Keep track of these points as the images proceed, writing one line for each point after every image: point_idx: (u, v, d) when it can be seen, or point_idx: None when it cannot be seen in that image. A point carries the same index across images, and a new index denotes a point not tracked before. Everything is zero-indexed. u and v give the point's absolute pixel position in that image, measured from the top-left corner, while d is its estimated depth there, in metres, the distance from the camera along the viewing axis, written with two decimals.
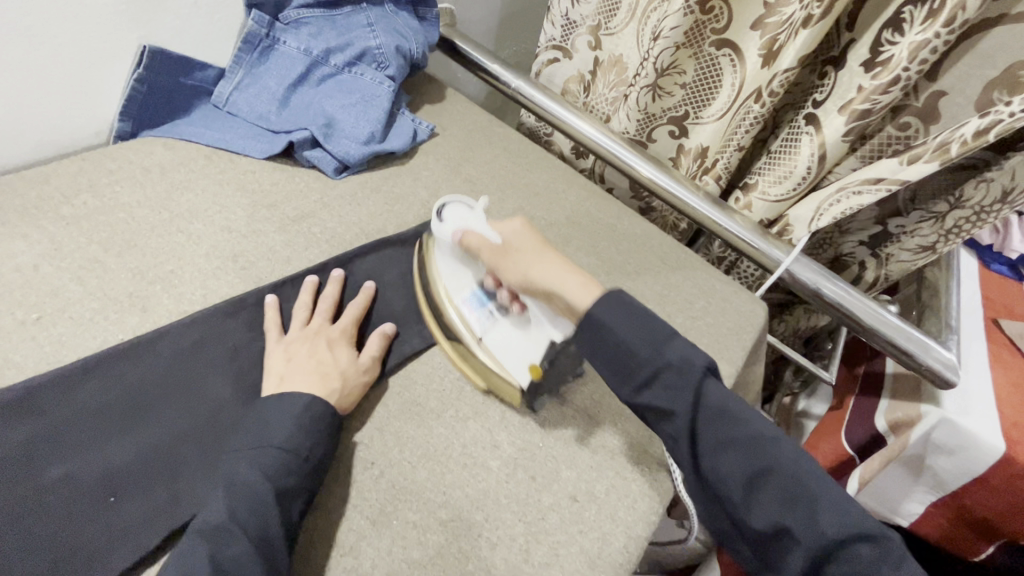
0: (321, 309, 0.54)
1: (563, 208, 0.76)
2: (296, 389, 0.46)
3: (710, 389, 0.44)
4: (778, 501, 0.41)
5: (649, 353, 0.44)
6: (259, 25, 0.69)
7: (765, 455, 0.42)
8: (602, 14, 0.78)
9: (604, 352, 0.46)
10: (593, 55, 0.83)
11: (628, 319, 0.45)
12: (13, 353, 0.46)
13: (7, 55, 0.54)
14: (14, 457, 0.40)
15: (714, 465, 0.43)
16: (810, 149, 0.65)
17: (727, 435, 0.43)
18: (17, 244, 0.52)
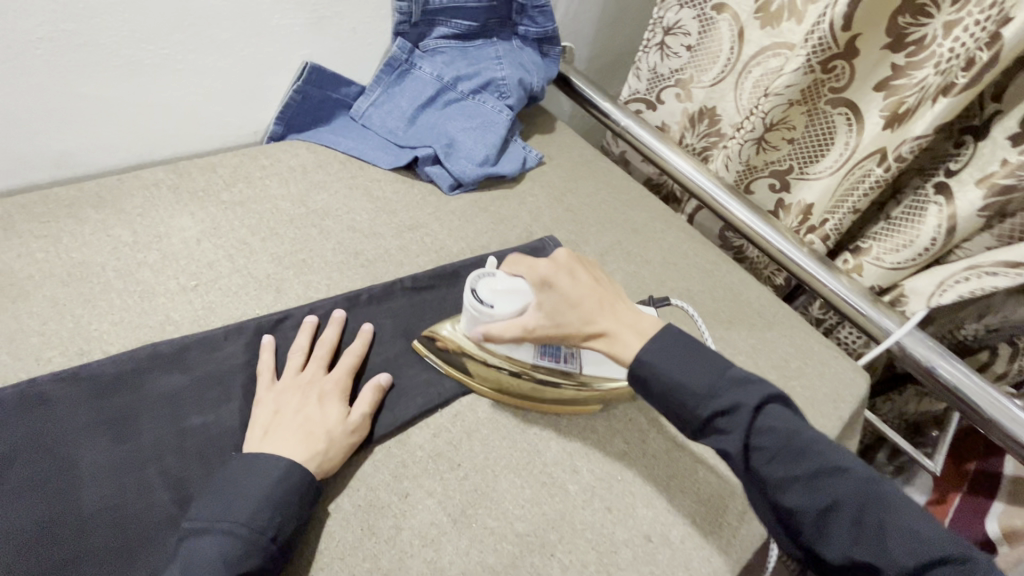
0: (315, 357, 0.51)
1: (660, 248, 0.77)
2: (277, 451, 0.44)
3: (766, 415, 0.43)
4: (866, 537, 0.38)
5: (708, 391, 0.43)
6: (401, 52, 0.77)
7: (834, 486, 0.40)
8: (693, 67, 0.79)
9: (665, 390, 0.45)
10: (682, 107, 0.83)
11: (702, 356, 0.45)
12: (172, 311, 0.53)
13: (201, 62, 0.64)
14: (162, 402, 0.47)
15: (785, 497, 0.41)
16: (939, 219, 0.62)
17: (792, 468, 0.41)
18: (185, 219, 0.60)
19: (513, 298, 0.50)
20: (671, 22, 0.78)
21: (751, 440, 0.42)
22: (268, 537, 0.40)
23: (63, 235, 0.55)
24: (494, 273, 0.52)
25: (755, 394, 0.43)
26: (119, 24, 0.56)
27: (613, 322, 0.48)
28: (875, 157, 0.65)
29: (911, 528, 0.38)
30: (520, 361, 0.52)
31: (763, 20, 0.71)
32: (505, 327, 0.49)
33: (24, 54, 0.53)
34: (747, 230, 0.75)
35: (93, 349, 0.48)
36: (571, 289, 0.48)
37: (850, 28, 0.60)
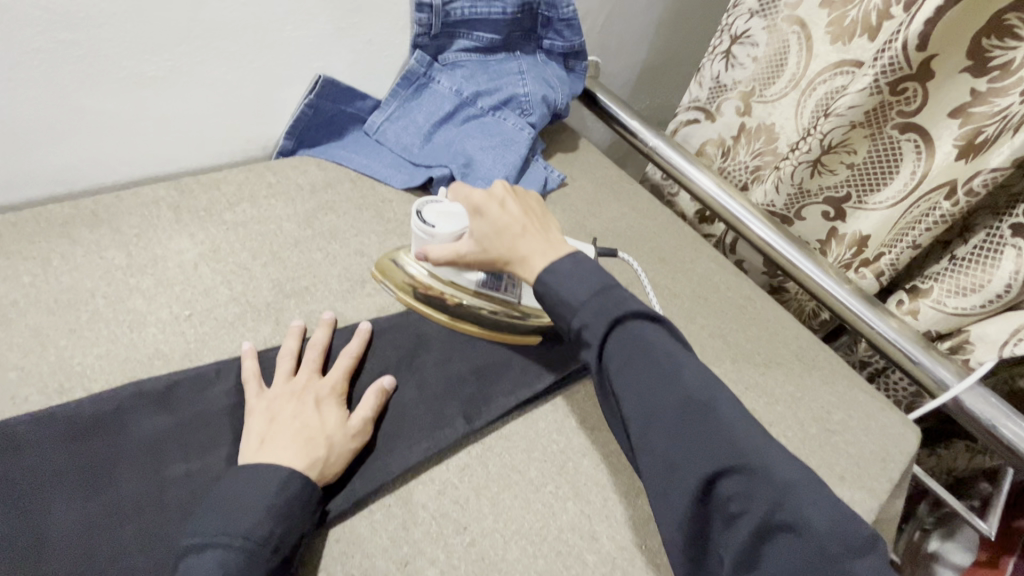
0: (308, 361, 0.49)
1: (689, 279, 0.71)
2: (277, 458, 0.41)
3: (626, 327, 0.44)
4: (694, 439, 0.39)
5: (582, 302, 0.45)
6: (419, 65, 0.73)
7: (671, 394, 0.41)
8: (757, 80, 0.74)
9: (549, 304, 0.47)
10: (739, 120, 0.77)
11: (585, 273, 0.47)
12: (163, 344, 0.49)
13: (210, 75, 0.61)
14: (145, 447, 0.43)
15: (627, 396, 0.42)
16: (1017, 265, 0.56)
17: (638, 375, 0.42)
18: (184, 241, 0.57)
19: (451, 224, 0.54)
20: (740, 31, 0.73)
21: (604, 347, 0.44)
22: (271, 549, 0.37)
23: (53, 256, 0.52)
24: (440, 201, 0.55)
25: (622, 307, 0.44)
26: (122, 35, 0.53)
27: (532, 246, 0.49)
28: (943, 190, 0.59)
29: (730, 440, 0.39)
30: (459, 288, 0.55)
31: (834, 35, 0.66)
32: (443, 249, 0.53)
33: (22, 66, 0.50)
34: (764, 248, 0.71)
35: (74, 386, 0.44)
36: (500, 215, 0.51)
37: (926, 48, 0.55)
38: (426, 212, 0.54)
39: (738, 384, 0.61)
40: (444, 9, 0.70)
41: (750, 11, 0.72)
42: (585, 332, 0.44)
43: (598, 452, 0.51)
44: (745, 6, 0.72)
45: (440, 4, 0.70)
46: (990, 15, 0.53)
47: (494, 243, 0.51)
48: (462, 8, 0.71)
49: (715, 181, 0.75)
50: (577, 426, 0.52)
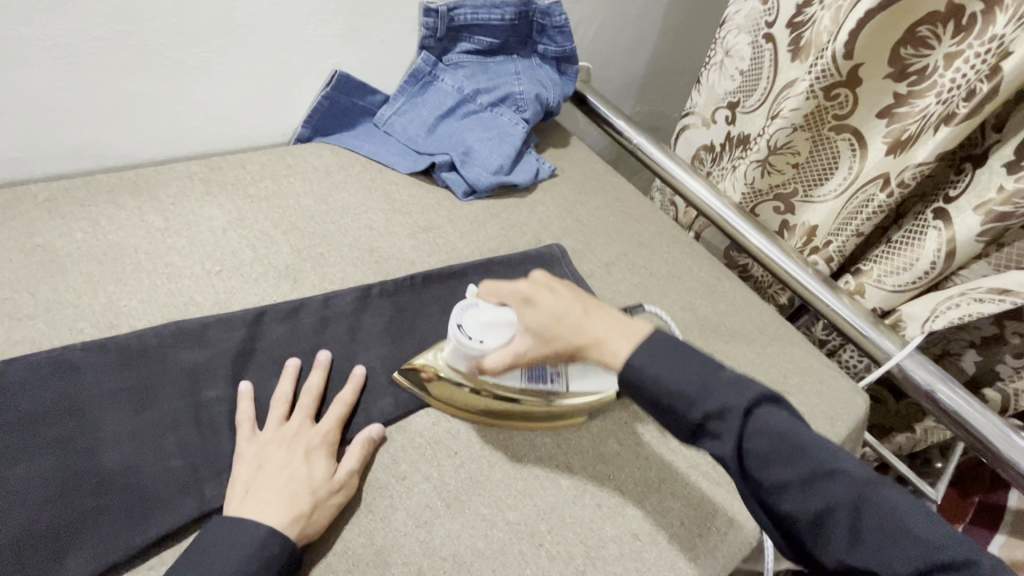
0: (301, 408, 0.49)
1: (666, 261, 0.79)
2: (258, 515, 0.42)
3: (758, 417, 0.40)
4: (875, 539, 0.37)
5: (700, 394, 0.40)
6: (425, 64, 0.81)
7: (833, 487, 0.38)
8: (741, 92, 0.81)
9: (648, 390, 0.42)
10: (727, 129, 0.85)
11: (687, 356, 0.42)
12: (197, 294, 0.56)
13: (239, 66, 0.68)
14: (181, 375, 0.50)
15: (781, 498, 0.39)
16: (938, 244, 0.65)
17: (784, 471, 0.39)
18: (214, 210, 0.64)
19: (494, 330, 0.49)
20: (730, 44, 0.81)
21: (743, 444, 0.39)
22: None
23: (101, 218, 0.59)
24: (476, 303, 0.51)
25: (748, 393, 0.40)
26: (167, 28, 0.61)
27: (604, 326, 0.46)
28: (878, 183, 0.67)
29: (907, 529, 0.37)
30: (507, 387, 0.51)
31: (794, 53, 0.72)
32: (497, 355, 0.48)
33: (81, 52, 0.58)
34: (760, 255, 0.77)
35: (121, 323, 0.52)
36: (552, 303, 0.47)
37: (852, 58, 0.62)
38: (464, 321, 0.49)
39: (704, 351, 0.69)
40: (448, 15, 0.79)
41: (738, 27, 0.79)
42: (708, 424, 0.40)
43: None
44: (735, 22, 0.79)
45: (446, 10, 0.78)
46: (904, 27, 0.60)
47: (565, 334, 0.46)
48: (465, 14, 0.80)
49: (709, 188, 0.81)
50: None
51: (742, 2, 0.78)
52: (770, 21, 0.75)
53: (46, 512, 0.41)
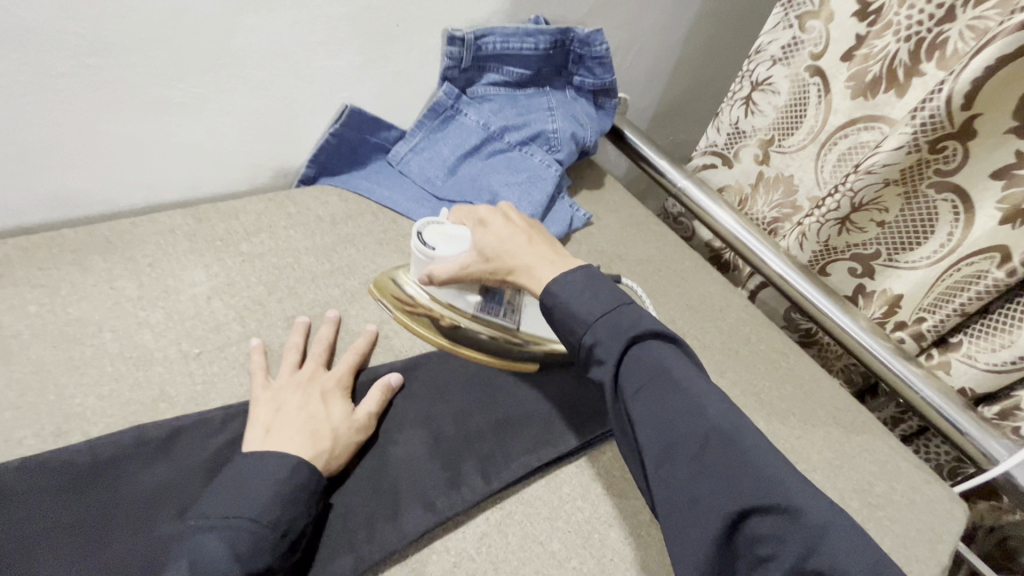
0: (313, 356, 0.50)
1: (720, 330, 0.68)
2: (283, 446, 0.42)
3: (641, 348, 0.42)
4: (721, 471, 0.36)
5: (595, 318, 0.44)
6: (446, 97, 0.71)
7: (690, 422, 0.38)
8: (779, 128, 0.71)
9: (563, 317, 0.46)
10: (758, 169, 0.76)
11: (597, 288, 0.46)
12: (169, 385, 0.46)
13: (236, 102, 0.59)
14: (141, 502, 0.40)
15: (641, 413, 0.39)
16: None
17: (657, 399, 0.39)
18: (199, 273, 0.55)
19: (447, 243, 0.53)
20: (761, 77, 0.71)
21: (621, 370, 0.42)
22: (279, 534, 0.38)
23: (62, 285, 0.50)
24: (440, 222, 0.56)
25: (638, 327, 0.43)
26: (149, 61, 0.52)
27: (535, 256, 0.51)
28: (994, 257, 0.56)
29: (754, 471, 0.35)
30: (460, 307, 0.55)
31: (855, 89, 0.63)
32: (446, 267, 0.53)
33: (44, 90, 0.49)
34: (793, 294, 0.68)
35: (71, 430, 0.42)
36: (501, 228, 0.53)
37: (970, 107, 0.51)
38: (427, 229, 0.54)
39: None
40: (475, 43, 0.69)
41: (772, 58, 0.69)
42: (595, 349, 0.43)
43: (625, 523, 0.47)
44: (768, 53, 0.69)
45: (472, 39, 0.68)
46: None
47: (500, 253, 0.52)
48: (493, 43, 0.70)
49: (735, 218, 0.73)
50: (602, 492, 0.49)
51: (776, 32, 0.68)
52: (816, 52, 0.65)
53: None
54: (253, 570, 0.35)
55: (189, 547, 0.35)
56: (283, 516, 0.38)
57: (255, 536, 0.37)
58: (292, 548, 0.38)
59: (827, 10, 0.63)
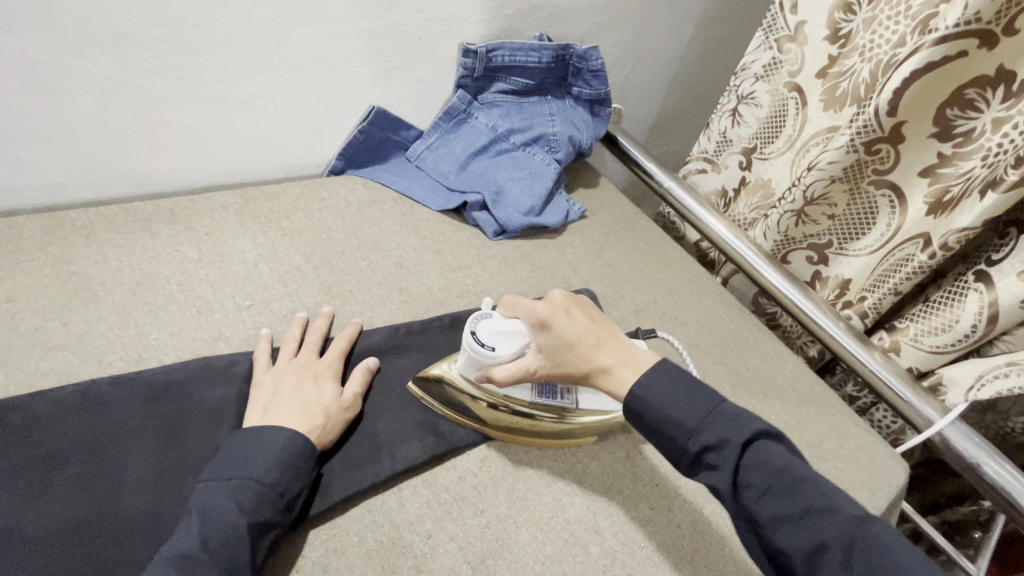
0: (308, 344, 0.55)
1: (696, 311, 0.77)
2: (278, 425, 0.46)
3: (755, 451, 0.43)
4: (865, 571, 0.37)
5: (698, 423, 0.44)
6: (460, 102, 0.82)
7: (823, 520, 0.40)
8: (761, 138, 0.80)
9: (659, 420, 0.46)
10: (741, 174, 0.84)
11: (690, 391, 0.46)
12: (226, 329, 0.56)
13: (281, 101, 0.69)
14: (206, 415, 0.49)
15: (764, 515, 0.41)
16: (978, 305, 0.63)
17: (779, 502, 0.41)
18: (247, 242, 0.64)
19: (505, 342, 0.50)
20: (745, 91, 0.80)
21: (739, 476, 0.43)
22: (278, 493, 0.42)
23: (136, 246, 0.60)
24: (490, 314, 0.52)
25: (743, 429, 0.44)
26: (216, 63, 0.62)
27: (612, 357, 0.49)
28: (918, 242, 0.66)
29: (890, 561, 0.37)
30: (519, 396, 0.53)
31: (827, 103, 0.71)
32: (508, 367, 0.50)
33: (130, 85, 0.59)
34: (763, 282, 0.77)
35: (150, 358, 0.51)
36: (570, 326, 0.50)
37: (896, 115, 0.62)
38: (481, 328, 0.51)
39: None
40: (487, 56, 0.79)
41: (755, 75, 0.78)
42: (706, 453, 0.44)
43: (605, 456, 0.55)
44: (751, 71, 0.78)
45: (484, 52, 0.78)
46: (954, 86, 0.59)
47: (569, 356, 0.50)
48: (503, 56, 0.80)
49: (729, 228, 0.80)
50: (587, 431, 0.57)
51: (758, 52, 0.77)
52: (794, 71, 0.74)
53: (60, 557, 0.39)
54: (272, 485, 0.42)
55: (202, 504, 0.41)
56: (284, 477, 0.43)
57: (258, 495, 0.41)
58: (289, 507, 0.43)
59: (801, 34, 0.72)
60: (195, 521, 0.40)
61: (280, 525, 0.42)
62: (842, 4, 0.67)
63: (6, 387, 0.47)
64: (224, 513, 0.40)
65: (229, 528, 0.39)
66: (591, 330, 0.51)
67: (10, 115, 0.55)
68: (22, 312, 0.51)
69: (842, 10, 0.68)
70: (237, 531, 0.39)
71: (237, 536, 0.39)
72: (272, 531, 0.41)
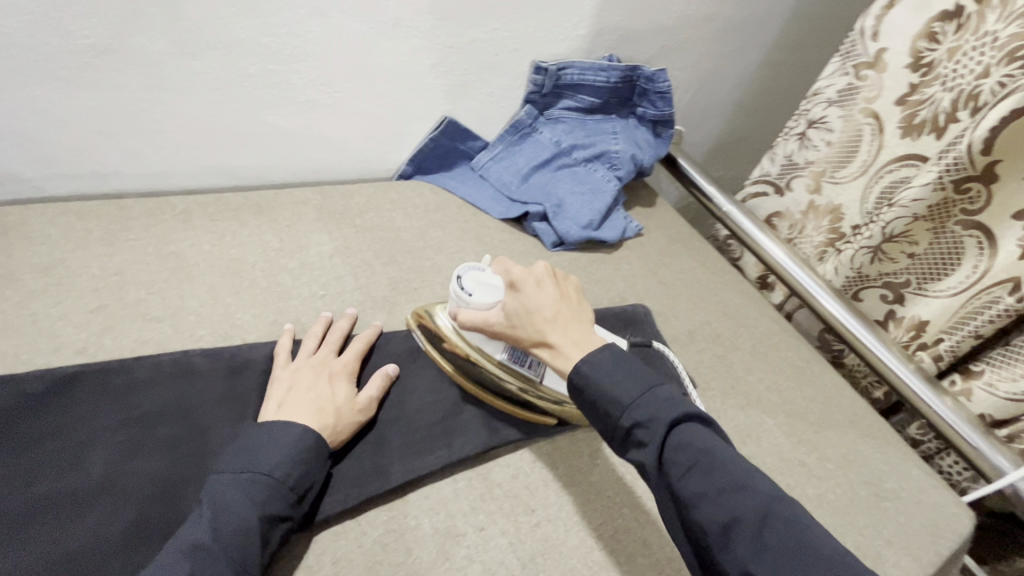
0: (328, 343, 0.55)
1: (751, 335, 0.76)
2: (291, 419, 0.45)
3: (682, 431, 0.42)
4: (780, 548, 0.35)
5: (632, 401, 0.43)
6: (527, 117, 0.84)
7: (742, 498, 0.38)
8: (829, 163, 0.78)
9: (595, 398, 0.45)
10: (809, 198, 0.82)
11: (632, 369, 0.46)
12: (302, 315, 0.59)
13: (363, 107, 0.74)
14: None
15: (687, 493, 0.39)
16: None
17: (702, 479, 0.39)
18: (323, 237, 0.68)
19: (482, 293, 0.54)
20: (816, 116, 0.78)
21: (663, 453, 0.41)
22: (286, 488, 0.42)
23: (226, 233, 0.65)
24: (485, 271, 0.57)
25: (674, 409, 0.43)
26: (310, 70, 0.67)
27: (563, 333, 0.50)
28: (1007, 286, 0.64)
29: (808, 540, 0.36)
30: (485, 351, 0.55)
31: (905, 129, 0.70)
32: (472, 314, 0.53)
33: (236, 86, 0.64)
34: (828, 318, 0.76)
35: (235, 336, 0.56)
36: (534, 299, 0.51)
37: (990, 153, 0.60)
38: (471, 274, 0.56)
39: (792, 438, 0.65)
40: (557, 74, 0.82)
41: (829, 100, 0.77)
42: (635, 431, 0.43)
43: None
44: (825, 95, 0.77)
45: (555, 70, 0.81)
46: None
47: (525, 320, 0.51)
48: (571, 75, 0.83)
49: (787, 254, 0.80)
50: None
51: (835, 77, 0.76)
52: (871, 97, 0.73)
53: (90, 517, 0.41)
54: (279, 479, 0.42)
55: (213, 495, 0.40)
56: (295, 471, 0.43)
57: (268, 489, 0.41)
58: (299, 501, 0.43)
59: (881, 61, 0.72)
60: (205, 512, 0.39)
61: (289, 519, 0.41)
62: (926, 34, 0.67)
63: (113, 350, 0.51)
64: (236, 506, 0.39)
65: (238, 520, 0.39)
66: (554, 302, 0.52)
67: (130, 108, 0.61)
68: (128, 285, 0.56)
69: (925, 40, 0.67)
70: (249, 525, 0.39)
71: (246, 528, 0.39)
72: (284, 524, 0.41)
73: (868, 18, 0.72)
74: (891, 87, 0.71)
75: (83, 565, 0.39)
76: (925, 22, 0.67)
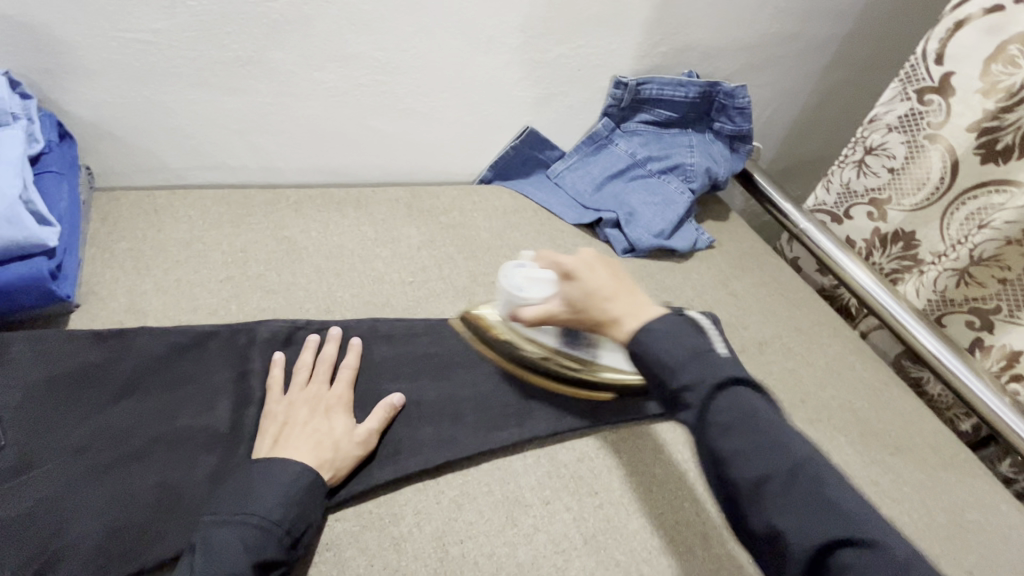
0: (318, 373, 0.53)
1: (823, 352, 0.75)
2: (286, 457, 0.45)
3: (732, 395, 0.42)
4: (806, 506, 0.38)
5: (682, 362, 0.43)
6: (604, 129, 0.88)
7: (775, 457, 0.40)
8: (893, 189, 0.76)
9: (644, 359, 0.44)
10: (874, 227, 0.81)
11: (683, 332, 0.44)
12: (392, 297, 0.66)
13: (453, 115, 0.80)
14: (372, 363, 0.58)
15: (724, 449, 0.41)
16: None
17: (747, 441, 0.40)
18: (412, 230, 0.75)
19: (534, 288, 0.55)
20: (875, 143, 0.76)
21: (708, 413, 0.42)
22: (283, 531, 0.41)
23: (329, 223, 0.72)
24: (527, 263, 0.57)
25: (722, 372, 0.42)
26: (411, 81, 0.74)
27: (622, 309, 0.48)
28: None
29: (827, 495, 0.38)
30: (539, 339, 0.57)
31: (984, 155, 0.67)
32: (532, 310, 0.53)
33: (347, 94, 0.73)
34: (917, 345, 0.72)
35: (336, 311, 0.62)
36: (590, 279, 0.50)
37: None
38: (517, 269, 0.56)
39: (863, 457, 0.63)
40: (636, 88, 0.85)
41: (889, 126, 0.74)
42: (681, 395, 0.42)
43: None
44: (883, 122, 0.74)
45: (634, 84, 0.85)
46: None
47: (587, 303, 0.50)
48: (650, 89, 0.86)
49: (870, 275, 0.77)
50: None
51: (892, 103, 0.73)
52: (938, 122, 0.69)
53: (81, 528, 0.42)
54: (271, 519, 0.41)
55: (204, 544, 0.39)
56: (289, 514, 0.42)
57: (261, 533, 0.40)
58: (295, 544, 0.42)
59: (947, 86, 0.67)
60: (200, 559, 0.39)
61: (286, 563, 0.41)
62: (1002, 56, 0.62)
63: (238, 314, 0.60)
64: (229, 552, 0.39)
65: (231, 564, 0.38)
66: (609, 280, 0.50)
67: (260, 112, 0.70)
68: (251, 261, 0.65)
69: (1001, 63, 0.63)
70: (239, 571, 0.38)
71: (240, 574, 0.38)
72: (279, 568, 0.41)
73: (930, 42, 0.68)
74: (961, 113, 0.67)
75: (182, 528, 0.43)
76: (1000, 44, 0.62)
